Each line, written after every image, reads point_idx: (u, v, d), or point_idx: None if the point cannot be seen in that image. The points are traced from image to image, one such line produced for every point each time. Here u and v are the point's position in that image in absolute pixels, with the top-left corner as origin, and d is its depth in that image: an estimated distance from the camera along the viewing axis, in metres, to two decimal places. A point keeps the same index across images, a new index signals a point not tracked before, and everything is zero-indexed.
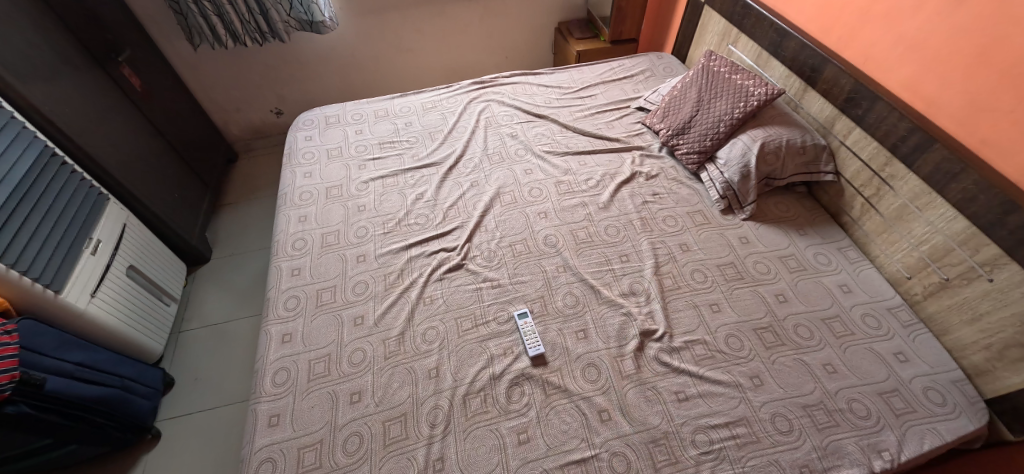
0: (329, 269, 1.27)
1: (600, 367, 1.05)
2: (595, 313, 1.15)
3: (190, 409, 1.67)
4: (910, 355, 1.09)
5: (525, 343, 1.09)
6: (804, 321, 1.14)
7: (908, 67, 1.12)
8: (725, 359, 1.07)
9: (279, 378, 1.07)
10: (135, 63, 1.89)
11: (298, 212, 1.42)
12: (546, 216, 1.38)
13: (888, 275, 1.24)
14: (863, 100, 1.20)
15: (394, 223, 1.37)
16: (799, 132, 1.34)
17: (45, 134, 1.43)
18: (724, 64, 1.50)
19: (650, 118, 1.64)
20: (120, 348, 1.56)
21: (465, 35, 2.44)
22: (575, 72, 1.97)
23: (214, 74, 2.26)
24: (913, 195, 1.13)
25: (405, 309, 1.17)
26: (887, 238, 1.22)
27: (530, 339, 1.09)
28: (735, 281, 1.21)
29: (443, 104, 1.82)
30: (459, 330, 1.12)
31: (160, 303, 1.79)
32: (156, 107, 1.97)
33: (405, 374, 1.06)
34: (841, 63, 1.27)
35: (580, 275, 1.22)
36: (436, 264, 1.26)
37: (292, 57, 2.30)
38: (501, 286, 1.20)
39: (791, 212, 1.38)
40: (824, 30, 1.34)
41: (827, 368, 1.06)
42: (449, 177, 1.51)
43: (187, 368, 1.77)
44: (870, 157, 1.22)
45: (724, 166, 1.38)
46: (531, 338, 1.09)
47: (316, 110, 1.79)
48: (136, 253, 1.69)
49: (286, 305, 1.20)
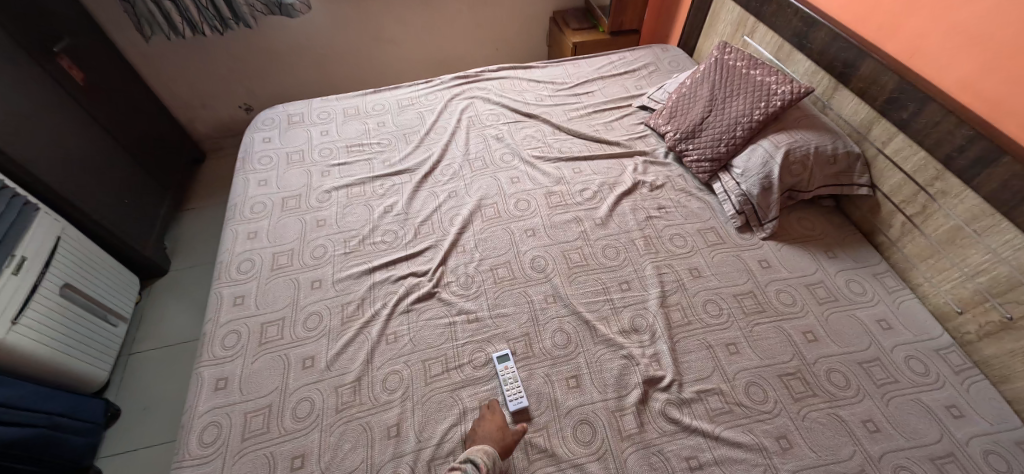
0: (278, 297, 1.08)
1: (595, 424, 0.87)
2: (590, 354, 0.96)
3: (135, 444, 1.48)
4: (965, 410, 0.91)
5: (506, 395, 0.90)
6: (838, 365, 0.96)
7: (968, 62, 0.93)
8: (745, 414, 0.89)
9: (208, 436, 0.88)
10: (77, 53, 1.68)
11: (248, 227, 1.23)
12: (534, 234, 1.19)
13: (933, 308, 1.06)
14: (910, 101, 1.01)
15: (357, 242, 1.18)
16: (830, 138, 1.15)
17: None
18: (741, 57, 1.31)
19: (655, 119, 1.45)
20: (49, 379, 1.36)
21: (451, 24, 2.23)
22: (571, 66, 1.77)
23: (175, 67, 2.05)
24: (970, 216, 0.95)
25: (363, 349, 0.98)
26: (934, 264, 1.04)
27: (512, 388, 0.90)
28: (754, 315, 1.03)
29: (423, 101, 1.62)
30: (427, 376, 0.94)
31: (104, 324, 1.59)
32: (104, 103, 1.76)
33: (359, 432, 0.87)
34: (882, 57, 1.08)
35: (572, 307, 1.03)
36: (403, 292, 1.07)
37: (260, 48, 2.09)
38: (478, 320, 1.02)
39: (818, 230, 1.20)
40: (860, 18, 1.15)
41: (868, 426, 0.88)
42: (424, 186, 1.32)
43: (134, 397, 1.59)
44: (915, 169, 1.04)
45: (741, 176, 1.20)
46: (513, 387, 0.90)
47: (280, 108, 1.60)
48: (74, 269, 1.49)
49: (224, 343, 1.01)
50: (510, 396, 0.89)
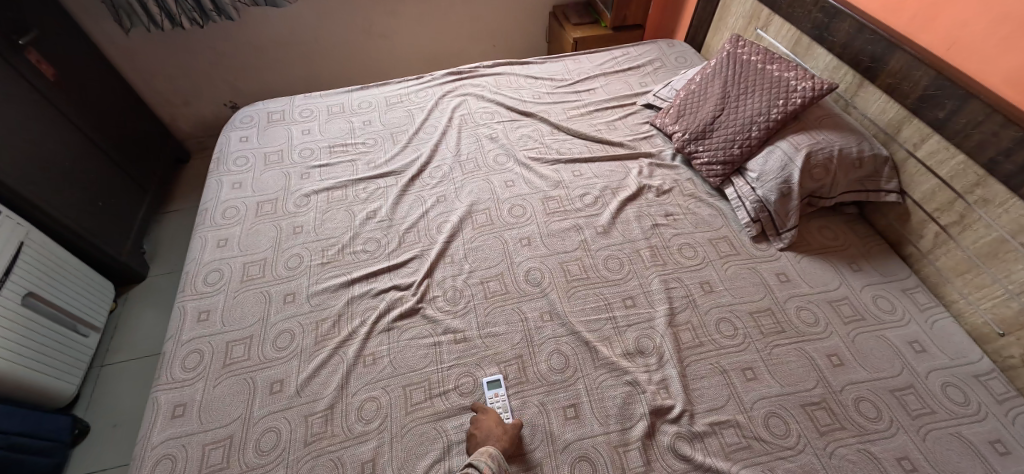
0: (247, 313, 0.98)
1: (596, 461, 0.77)
2: (590, 379, 0.86)
3: (102, 464, 1.38)
4: (1012, 446, 0.80)
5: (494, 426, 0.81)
6: (867, 393, 0.86)
7: (1017, 54, 0.83)
8: (765, 451, 0.78)
9: (159, 471, 0.78)
10: (46, 46, 1.58)
11: (218, 234, 1.13)
12: (529, 243, 1.09)
13: (970, 328, 0.95)
14: (948, 98, 0.91)
15: (336, 251, 1.08)
16: (855, 139, 1.05)
17: None
18: (755, 51, 1.21)
19: (661, 118, 1.35)
20: (10, 394, 1.26)
21: (445, 19, 2.13)
22: (571, 62, 1.67)
23: (154, 61, 1.95)
24: (1016, 227, 0.84)
25: (338, 372, 0.88)
26: (972, 280, 0.94)
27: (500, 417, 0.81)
28: (773, 336, 0.92)
29: (413, 98, 1.53)
30: (407, 403, 0.84)
31: (72, 334, 1.50)
32: (75, 98, 1.66)
33: (328, 469, 0.77)
34: (916, 49, 0.98)
35: (570, 326, 0.93)
36: (384, 308, 0.97)
37: (245, 42, 1.99)
38: (466, 340, 0.92)
39: (841, 240, 1.09)
40: (890, 7, 1.04)
41: (904, 465, 0.78)
42: (410, 190, 1.22)
43: (104, 412, 1.49)
44: (951, 174, 0.94)
45: (757, 180, 1.10)
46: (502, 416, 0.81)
47: (261, 105, 1.50)
48: (38, 277, 1.39)
49: (184, 364, 0.91)
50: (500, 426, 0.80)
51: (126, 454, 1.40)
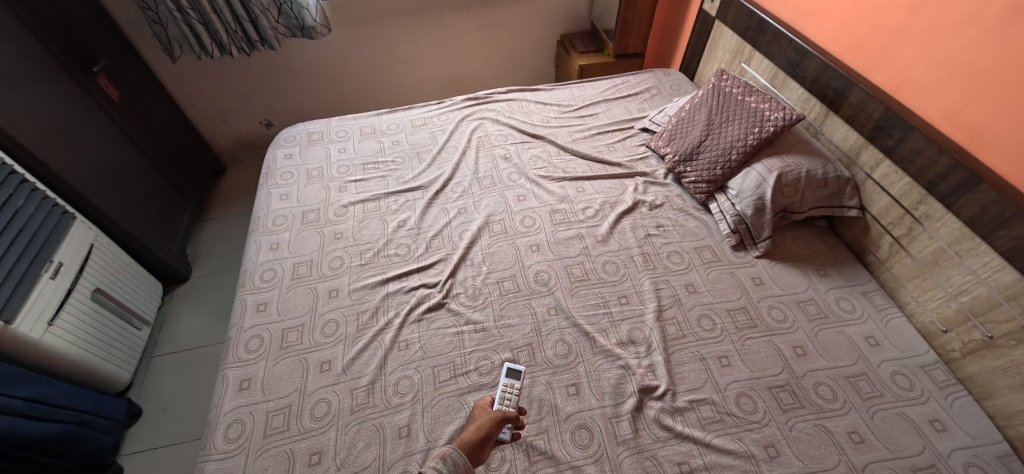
0: (298, 305, 1.16)
1: (593, 429, 0.93)
2: (589, 364, 1.02)
3: (156, 443, 1.55)
4: (948, 424, 0.95)
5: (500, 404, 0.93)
6: (825, 379, 1.00)
7: (948, 95, 0.99)
8: (735, 423, 0.94)
9: (232, 432, 0.95)
10: (112, 72, 1.79)
11: (270, 238, 1.31)
12: (538, 249, 1.26)
13: (920, 326, 1.10)
14: (894, 129, 1.07)
15: (373, 254, 1.26)
16: (820, 162, 1.21)
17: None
18: (736, 84, 1.39)
19: (655, 141, 1.52)
20: (77, 378, 1.43)
21: (462, 46, 2.33)
22: (577, 89, 1.86)
23: (200, 84, 2.17)
24: (952, 239, 0.99)
25: (377, 355, 1.05)
26: (920, 284, 1.09)
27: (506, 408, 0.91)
28: (746, 330, 1.08)
29: (435, 121, 1.72)
30: (435, 381, 1.00)
31: (129, 328, 1.67)
32: (134, 118, 1.86)
33: (372, 432, 0.94)
34: (870, 87, 1.14)
35: (573, 319, 1.10)
36: (415, 302, 1.14)
37: (282, 67, 2.20)
38: (484, 330, 1.09)
39: (810, 250, 1.25)
40: (850, 50, 1.21)
41: (853, 438, 0.92)
42: (435, 202, 1.41)
43: (156, 398, 1.65)
44: (900, 193, 1.09)
45: (736, 197, 1.26)
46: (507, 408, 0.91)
47: (301, 125, 1.70)
48: (104, 275, 1.57)
49: (247, 347, 1.09)
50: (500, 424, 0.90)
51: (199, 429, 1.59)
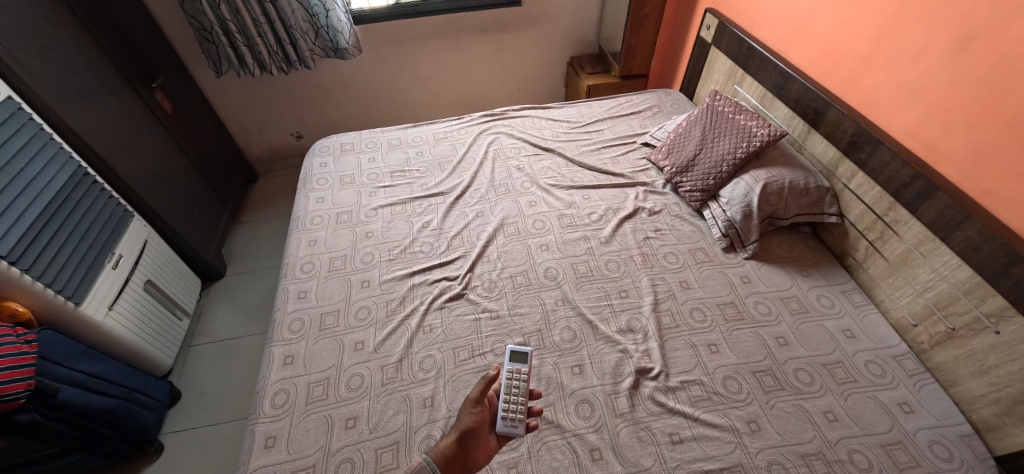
0: (334, 293, 1.31)
1: (595, 403, 1.05)
2: (591, 348, 1.15)
3: (194, 423, 1.64)
4: (916, 407, 1.03)
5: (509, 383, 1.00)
6: (805, 365, 1.10)
7: (910, 114, 1.12)
8: (721, 402, 1.05)
9: (278, 399, 1.09)
10: (166, 87, 1.99)
11: (309, 236, 1.47)
12: (548, 249, 1.41)
13: (894, 321, 1.19)
14: (866, 144, 1.20)
15: (400, 250, 1.42)
16: (803, 174, 1.35)
17: (67, 142, 1.43)
18: (728, 103, 1.54)
19: (655, 154, 1.67)
20: (131, 362, 1.55)
21: (479, 66, 2.53)
22: (584, 107, 2.03)
23: (240, 99, 2.38)
24: (917, 241, 1.11)
25: (404, 337, 1.19)
26: (892, 282, 1.19)
27: (517, 397, 0.95)
28: (734, 322, 1.20)
29: (454, 135, 1.89)
30: (455, 360, 1.14)
31: (174, 318, 1.81)
32: (183, 129, 2.06)
33: (400, 401, 1.07)
34: (844, 106, 1.28)
35: (578, 309, 1.23)
36: (438, 293, 1.29)
37: (314, 84, 2.40)
38: (499, 318, 1.22)
39: (795, 253, 1.37)
40: (827, 73, 1.36)
41: (827, 417, 1.01)
42: (455, 206, 1.56)
43: (193, 383, 1.75)
44: (873, 201, 1.22)
45: (727, 204, 1.40)
46: (518, 400, 0.94)
47: (334, 137, 1.89)
48: (154, 268, 1.71)
49: (290, 328, 1.23)
50: (508, 420, 0.92)
51: (242, 408, 1.68)
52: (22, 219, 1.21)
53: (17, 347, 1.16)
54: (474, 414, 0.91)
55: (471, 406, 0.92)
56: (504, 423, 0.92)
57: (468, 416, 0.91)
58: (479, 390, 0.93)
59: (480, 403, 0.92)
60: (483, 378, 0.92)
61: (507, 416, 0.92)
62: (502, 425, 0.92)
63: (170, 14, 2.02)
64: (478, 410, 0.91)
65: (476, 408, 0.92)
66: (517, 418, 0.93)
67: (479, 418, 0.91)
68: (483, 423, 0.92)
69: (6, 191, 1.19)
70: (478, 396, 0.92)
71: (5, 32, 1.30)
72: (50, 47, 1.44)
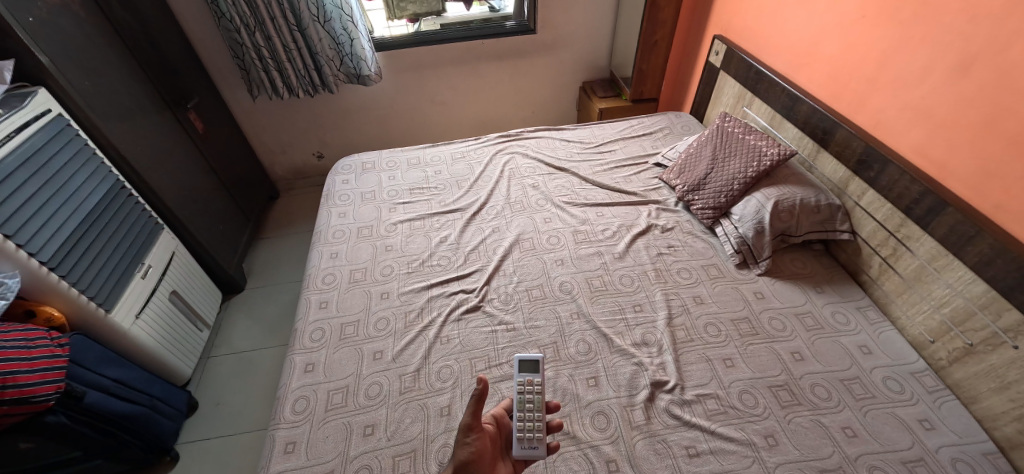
0: (354, 304, 1.35)
1: (610, 415, 1.05)
2: (607, 360, 1.17)
3: (210, 434, 1.65)
4: (936, 423, 1.01)
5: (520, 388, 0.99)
6: (822, 380, 1.10)
7: (917, 133, 1.15)
8: (738, 416, 1.04)
9: (298, 405, 1.11)
10: (200, 109, 2.10)
11: (331, 249, 1.53)
12: (562, 263, 1.44)
13: (911, 338, 1.19)
14: (874, 163, 1.23)
15: (418, 264, 1.46)
16: (813, 192, 1.38)
17: (109, 158, 1.52)
18: (738, 125, 1.59)
19: (667, 174, 1.71)
20: (155, 370, 1.60)
21: (495, 91, 2.63)
22: (597, 128, 2.09)
23: (267, 120, 2.49)
24: (930, 256, 1.12)
25: (422, 347, 1.22)
26: (907, 299, 1.19)
27: (533, 413, 0.93)
28: (749, 337, 1.20)
29: (471, 155, 1.96)
30: (472, 370, 1.16)
31: (196, 328, 1.85)
32: (213, 147, 2.15)
33: (417, 410, 1.08)
34: (852, 127, 1.32)
35: (593, 323, 1.25)
36: (455, 305, 1.32)
37: (337, 107, 2.52)
38: (515, 330, 1.24)
39: (808, 270, 1.39)
40: (834, 96, 1.40)
41: (846, 432, 1.00)
42: (472, 222, 1.61)
43: (211, 394, 1.77)
44: (885, 218, 1.23)
45: (739, 221, 1.43)
46: (534, 415, 0.92)
47: (356, 156, 1.98)
48: (181, 279, 1.76)
49: (311, 337, 1.26)
50: (525, 441, 0.88)
51: (259, 419, 1.69)
52: (63, 228, 1.28)
53: (50, 350, 1.20)
54: (470, 444, 0.80)
55: (465, 435, 0.82)
56: (521, 445, 0.88)
57: (465, 448, 0.80)
58: (472, 415, 0.83)
59: (475, 429, 0.82)
60: (472, 399, 0.82)
61: (524, 436, 0.89)
62: (519, 447, 0.88)
63: (206, 41, 2.15)
64: (473, 438, 0.81)
65: (470, 437, 0.81)
66: (535, 437, 0.89)
67: (475, 448, 0.80)
68: (484, 451, 0.82)
69: (50, 201, 1.26)
70: (471, 423, 0.81)
71: (63, 58, 1.41)
72: (99, 69, 1.55)
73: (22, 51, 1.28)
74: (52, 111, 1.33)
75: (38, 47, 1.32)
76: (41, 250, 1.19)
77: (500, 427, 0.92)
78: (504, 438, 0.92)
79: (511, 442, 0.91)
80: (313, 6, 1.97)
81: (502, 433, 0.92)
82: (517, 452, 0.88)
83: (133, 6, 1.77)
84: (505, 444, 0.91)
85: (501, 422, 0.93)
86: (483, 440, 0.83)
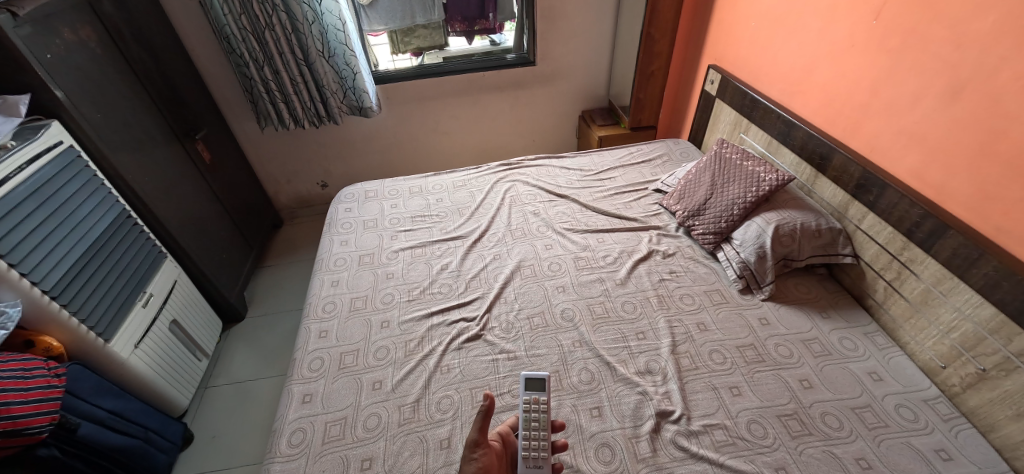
0: (353, 334, 1.33)
1: (614, 447, 1.02)
2: (610, 389, 1.14)
3: (203, 468, 1.60)
4: (953, 454, 0.98)
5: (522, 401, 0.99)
6: (832, 409, 1.07)
7: (912, 157, 1.17)
8: (748, 447, 1.01)
9: (294, 438, 1.08)
10: (208, 140, 2.15)
11: (332, 276, 1.53)
12: (564, 290, 1.43)
13: (921, 364, 1.16)
14: (873, 186, 1.24)
15: (418, 292, 1.46)
16: (813, 216, 1.38)
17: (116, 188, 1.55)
18: (735, 151, 1.62)
19: (667, 200, 1.73)
20: (151, 402, 1.57)
21: (496, 120, 2.68)
22: (596, 156, 2.12)
23: (273, 151, 2.55)
24: (935, 279, 1.11)
25: (422, 377, 1.20)
26: (915, 323, 1.17)
27: (539, 431, 0.91)
28: (755, 364, 1.18)
29: (473, 183, 1.98)
30: (472, 400, 1.14)
31: (195, 358, 1.83)
32: (220, 176, 2.19)
33: (416, 443, 1.05)
34: (849, 151, 1.34)
35: (596, 350, 1.23)
36: (456, 333, 1.31)
37: (342, 137, 2.57)
38: (517, 358, 1.23)
39: (812, 294, 1.37)
40: (829, 121, 1.43)
41: (861, 464, 0.96)
42: (474, 249, 1.63)
43: (207, 425, 1.74)
44: (887, 241, 1.23)
45: (740, 246, 1.42)
46: (540, 434, 0.91)
47: (359, 185, 2.01)
48: (181, 307, 1.76)
49: (310, 366, 1.25)
50: (529, 460, 0.87)
51: (253, 453, 1.64)
52: (66, 256, 1.28)
53: (47, 380, 1.18)
54: (476, 459, 0.79)
55: (471, 450, 0.81)
56: (526, 463, 0.87)
57: (470, 464, 0.79)
58: (478, 430, 0.82)
59: (481, 445, 0.81)
60: (479, 415, 0.81)
61: (528, 455, 0.88)
62: (523, 465, 0.87)
63: (217, 76, 2.23)
64: (480, 454, 0.80)
65: (476, 452, 0.81)
66: (539, 456, 0.88)
67: (482, 463, 0.79)
68: (491, 466, 0.81)
69: (56, 230, 1.27)
70: (477, 438, 0.81)
71: (77, 92, 1.45)
72: (112, 102, 1.60)
73: (38, 86, 1.32)
74: (63, 143, 1.36)
75: (53, 82, 1.36)
76: (44, 279, 1.20)
77: (506, 444, 0.91)
78: (511, 456, 0.91)
79: (516, 461, 0.90)
80: (319, 42, 2.04)
81: (507, 450, 0.91)
82: (521, 471, 0.87)
83: (145, 42, 1.84)
84: (509, 461, 0.90)
85: (507, 440, 0.92)
86: (490, 456, 0.82)
